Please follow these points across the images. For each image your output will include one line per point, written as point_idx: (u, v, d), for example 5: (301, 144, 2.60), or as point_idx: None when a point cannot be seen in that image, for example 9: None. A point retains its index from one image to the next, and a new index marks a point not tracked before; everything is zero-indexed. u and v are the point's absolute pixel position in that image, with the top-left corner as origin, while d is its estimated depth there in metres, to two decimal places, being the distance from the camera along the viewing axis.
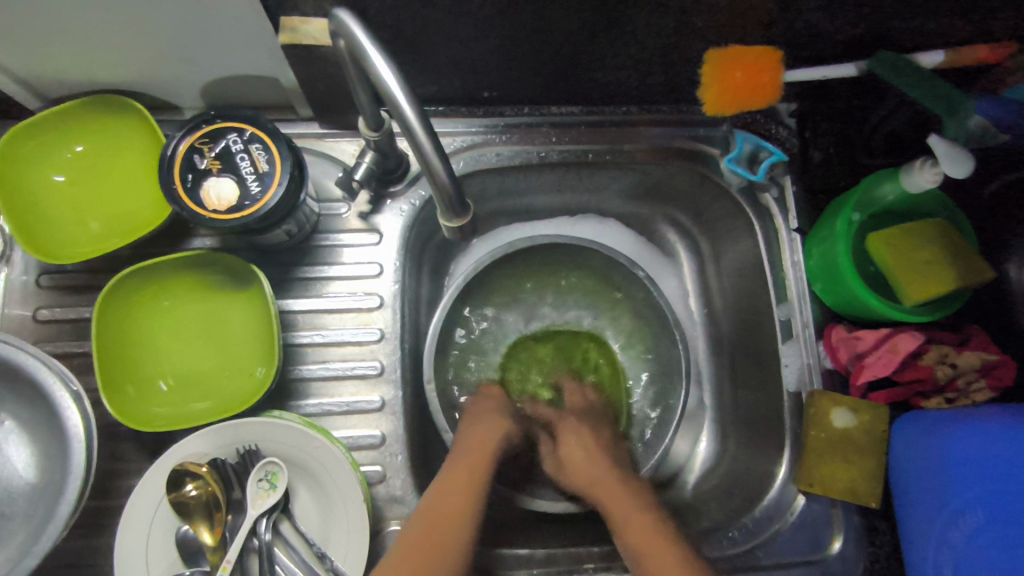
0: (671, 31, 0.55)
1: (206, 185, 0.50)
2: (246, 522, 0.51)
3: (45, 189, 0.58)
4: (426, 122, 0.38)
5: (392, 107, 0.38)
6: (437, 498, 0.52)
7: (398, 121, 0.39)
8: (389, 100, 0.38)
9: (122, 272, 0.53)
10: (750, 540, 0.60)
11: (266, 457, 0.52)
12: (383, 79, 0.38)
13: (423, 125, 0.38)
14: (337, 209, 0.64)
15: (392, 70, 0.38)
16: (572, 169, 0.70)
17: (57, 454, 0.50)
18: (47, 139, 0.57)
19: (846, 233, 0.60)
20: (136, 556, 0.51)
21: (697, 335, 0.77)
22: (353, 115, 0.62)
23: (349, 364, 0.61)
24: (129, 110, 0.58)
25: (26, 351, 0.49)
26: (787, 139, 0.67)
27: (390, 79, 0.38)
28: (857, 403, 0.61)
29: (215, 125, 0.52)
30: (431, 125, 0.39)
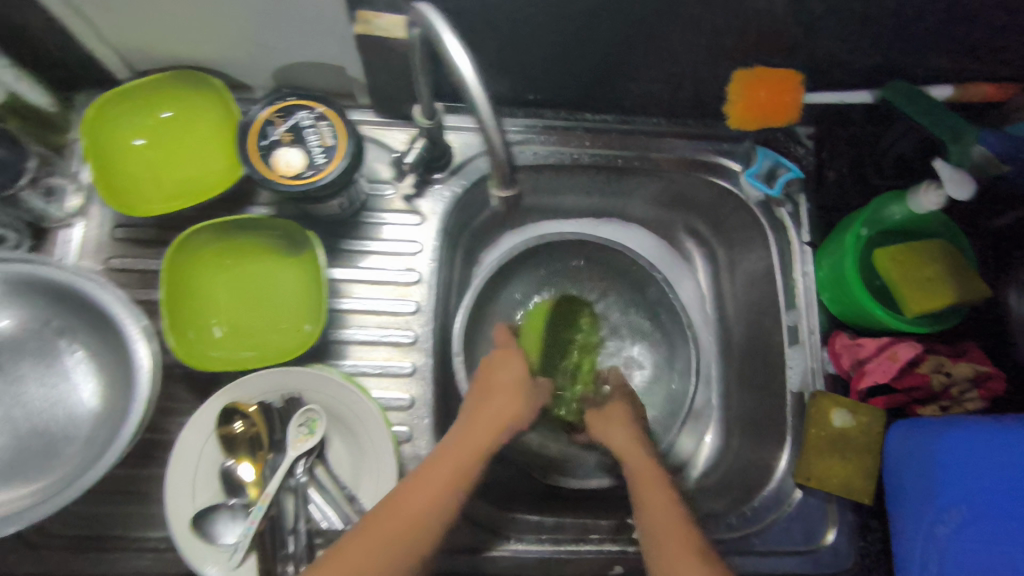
0: (703, 48, 0.61)
1: (276, 153, 0.56)
2: (286, 461, 0.56)
3: (125, 151, 0.63)
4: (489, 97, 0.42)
5: (465, 88, 0.43)
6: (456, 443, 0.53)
7: (464, 96, 0.43)
8: (456, 75, 0.42)
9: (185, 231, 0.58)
10: (747, 526, 0.64)
11: (307, 404, 0.57)
12: (456, 59, 0.43)
13: (489, 108, 0.43)
14: (383, 190, 0.70)
15: (467, 54, 0.43)
16: (603, 172, 0.75)
17: (121, 385, 0.55)
18: (130, 106, 0.63)
19: (854, 247, 0.65)
20: (183, 487, 0.55)
21: (709, 338, 0.82)
22: (407, 105, 0.68)
23: (385, 331, 0.66)
24: (206, 86, 0.63)
25: (105, 287, 0.54)
26: (804, 157, 0.72)
27: (463, 60, 0.42)
28: (854, 405, 0.65)
29: (290, 102, 0.57)
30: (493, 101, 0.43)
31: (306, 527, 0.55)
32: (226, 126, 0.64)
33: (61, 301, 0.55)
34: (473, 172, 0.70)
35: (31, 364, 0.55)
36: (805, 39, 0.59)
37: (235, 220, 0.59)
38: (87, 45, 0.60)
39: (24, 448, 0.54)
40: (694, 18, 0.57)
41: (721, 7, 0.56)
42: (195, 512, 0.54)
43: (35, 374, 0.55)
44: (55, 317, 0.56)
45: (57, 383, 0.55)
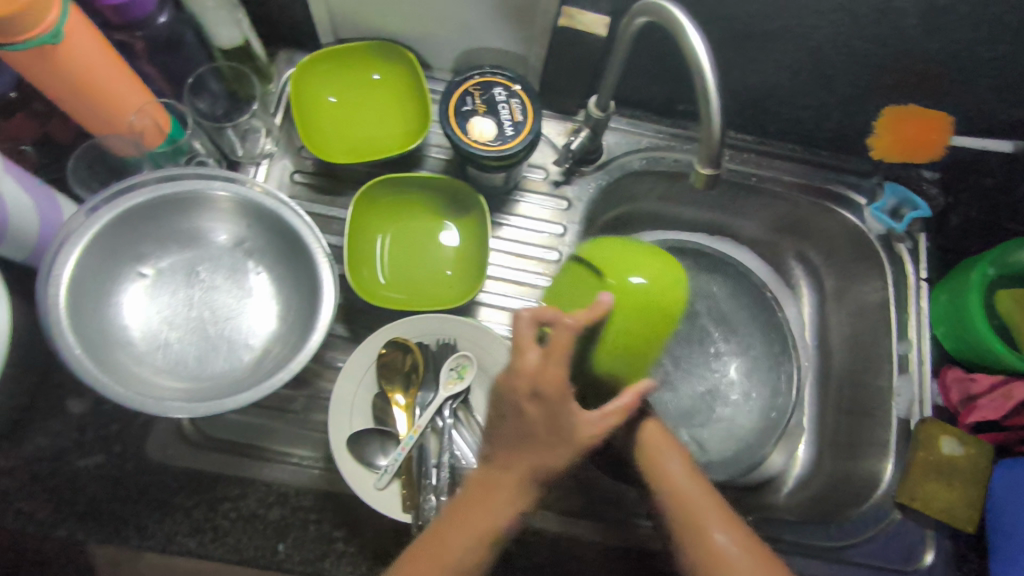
0: (863, 82, 0.66)
1: (471, 120, 0.62)
2: (437, 401, 0.60)
3: (320, 106, 0.70)
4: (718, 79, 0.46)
5: (696, 68, 0.46)
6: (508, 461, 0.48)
7: (694, 77, 0.46)
8: (690, 57, 0.46)
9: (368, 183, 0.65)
10: (846, 538, 0.66)
11: (460, 351, 0.62)
12: (691, 40, 0.46)
13: (716, 95, 0.46)
14: (534, 173, 0.75)
15: (703, 41, 0.46)
16: (732, 189, 0.80)
17: (302, 305, 0.60)
18: (331, 67, 0.70)
19: (979, 285, 0.68)
20: (342, 408, 0.59)
21: (807, 362, 0.84)
22: (570, 101, 0.74)
23: (523, 300, 0.71)
24: (400, 57, 0.70)
25: (303, 218, 0.59)
26: (935, 197, 0.75)
27: (698, 42, 0.46)
28: (964, 436, 0.67)
29: (488, 78, 0.64)
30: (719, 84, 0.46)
31: (449, 462, 0.58)
32: (410, 94, 0.71)
33: (261, 225, 0.61)
34: (618, 170, 0.76)
35: (224, 276, 0.61)
36: (965, 84, 0.64)
37: (411, 176, 0.66)
38: (312, 8, 0.67)
39: (209, 349, 0.58)
40: (865, 54, 0.62)
41: (897, 45, 0.61)
42: (352, 433, 0.58)
43: (226, 286, 0.60)
44: (251, 238, 0.61)
45: (240, 298, 0.60)
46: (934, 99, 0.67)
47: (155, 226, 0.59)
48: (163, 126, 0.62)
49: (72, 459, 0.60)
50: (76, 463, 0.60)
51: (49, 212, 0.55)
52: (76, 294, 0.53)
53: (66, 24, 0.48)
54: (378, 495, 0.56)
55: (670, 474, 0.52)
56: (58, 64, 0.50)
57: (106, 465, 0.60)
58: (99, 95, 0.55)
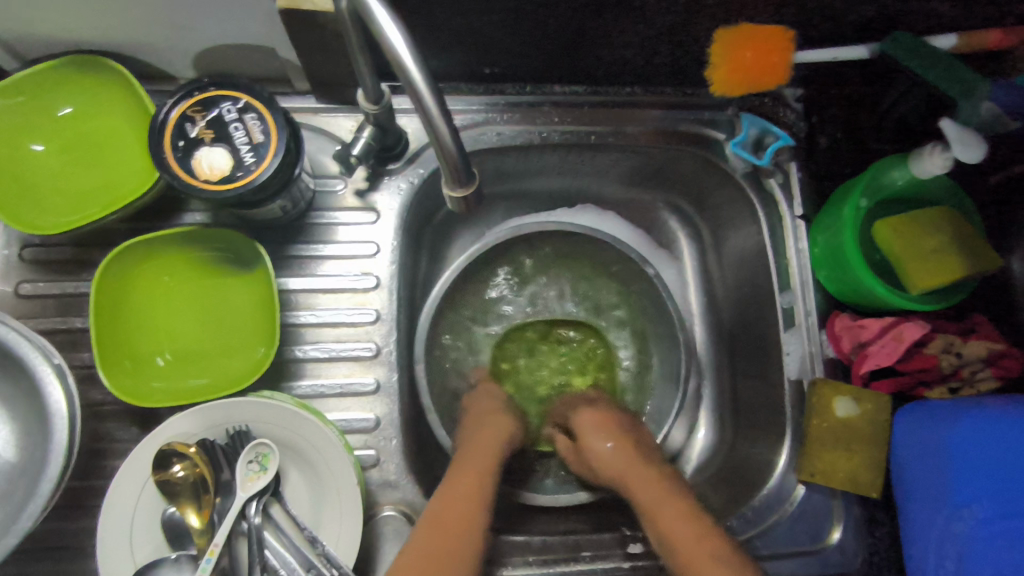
0: (680, 7, 0.53)
1: (197, 154, 0.49)
2: (235, 505, 0.49)
3: (24, 160, 0.55)
4: (433, 84, 0.36)
5: (405, 78, 0.36)
6: (434, 525, 0.48)
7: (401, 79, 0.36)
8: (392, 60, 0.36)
9: (104, 277, 0.52)
10: (749, 529, 0.60)
11: (256, 438, 0.51)
12: (394, 45, 0.36)
13: (427, 85, 0.36)
14: (332, 185, 0.62)
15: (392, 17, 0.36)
16: (575, 150, 0.68)
17: (36, 430, 0.48)
18: (10, 111, 0.54)
19: (853, 220, 0.59)
20: (120, 541, 0.49)
21: (698, 326, 0.76)
22: (350, 89, 0.60)
23: (344, 345, 0.60)
24: (103, 69, 0.55)
25: (9, 325, 0.48)
26: (795, 123, 0.65)
27: (403, 46, 0.35)
28: (859, 393, 0.60)
29: (210, 92, 0.50)
30: (439, 91, 0.37)
31: None
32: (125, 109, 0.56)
33: None
34: (431, 160, 0.63)
35: None
36: None
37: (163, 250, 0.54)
38: None
39: None
40: None
41: None
42: (134, 570, 0.48)
43: None
44: None
45: None
46: (770, 12, 0.55)
47: None
48: None
49: None
50: None
51: None
52: None
53: None
54: None
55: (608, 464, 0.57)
56: None
57: None
58: None
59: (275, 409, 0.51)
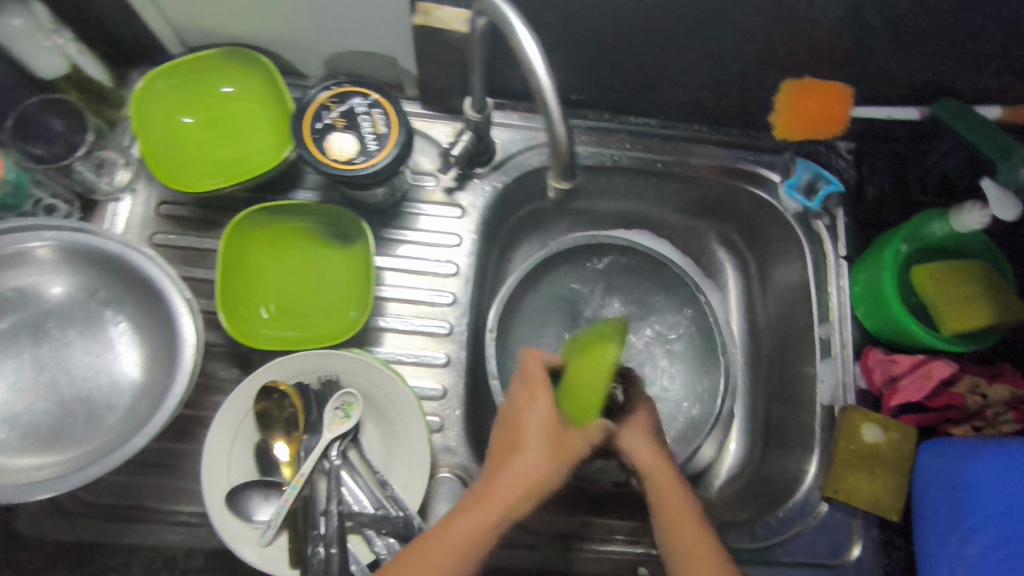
0: (753, 57, 0.61)
1: (329, 138, 0.57)
2: (321, 443, 0.56)
3: (175, 131, 0.64)
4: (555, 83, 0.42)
5: (536, 82, 0.42)
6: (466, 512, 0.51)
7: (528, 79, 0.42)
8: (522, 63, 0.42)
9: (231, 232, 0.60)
10: (773, 537, 0.64)
11: (344, 388, 0.58)
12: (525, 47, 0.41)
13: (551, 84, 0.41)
14: (425, 181, 0.70)
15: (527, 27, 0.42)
16: (641, 176, 0.76)
17: (163, 356, 0.56)
18: (171, 89, 0.63)
19: (893, 262, 0.65)
20: (219, 462, 0.55)
21: (737, 350, 0.81)
22: (453, 99, 0.69)
23: (422, 321, 0.67)
24: (250, 61, 0.63)
25: (155, 262, 0.56)
26: (846, 170, 0.72)
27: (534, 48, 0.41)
28: (886, 422, 0.65)
29: (345, 88, 0.59)
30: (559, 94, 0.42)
31: (338, 509, 0.54)
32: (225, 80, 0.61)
33: (112, 274, 0.56)
34: (516, 169, 0.71)
35: (77, 331, 0.56)
36: (862, 55, 0.60)
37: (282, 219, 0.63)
38: (146, 22, 0.60)
39: (67, 415, 0.54)
40: (749, 30, 0.57)
41: (782, 18, 0.56)
42: (229, 488, 0.55)
43: (79, 342, 0.56)
44: (100, 286, 0.57)
45: (101, 353, 0.56)
46: (833, 70, 0.62)
47: None
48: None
49: None
50: None
51: None
52: None
53: None
54: (263, 553, 0.53)
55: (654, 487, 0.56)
56: None
57: None
58: None
59: (366, 368, 0.58)
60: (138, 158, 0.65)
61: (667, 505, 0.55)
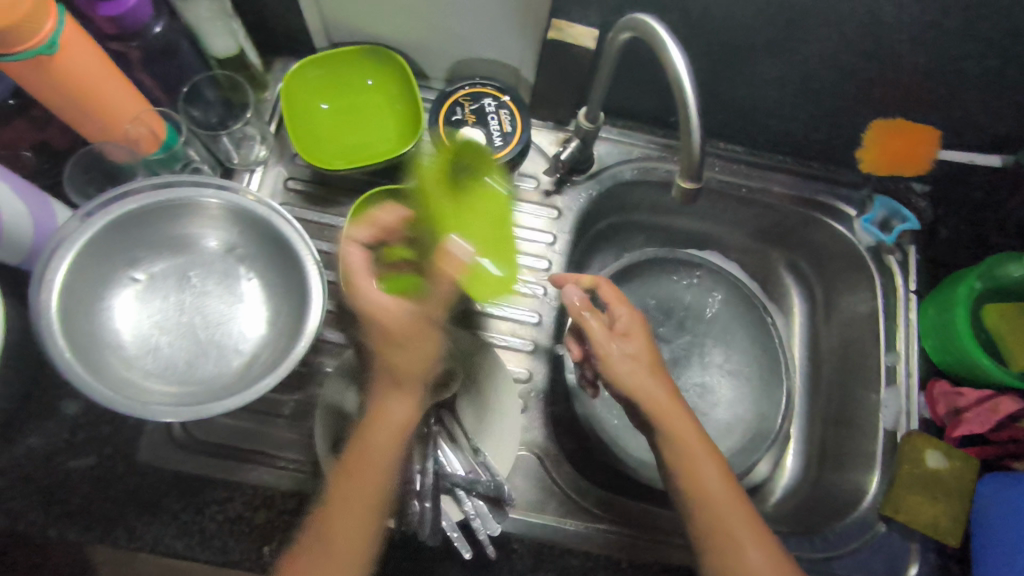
0: (850, 95, 0.66)
1: (461, 131, 0.63)
2: (423, 407, 0.60)
3: (315, 115, 0.71)
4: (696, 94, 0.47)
5: (679, 93, 0.47)
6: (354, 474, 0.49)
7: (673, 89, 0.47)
8: (669, 74, 0.47)
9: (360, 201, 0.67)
10: (830, 549, 0.66)
11: (448, 359, 0.63)
12: (673, 59, 0.47)
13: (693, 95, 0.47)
14: (525, 182, 0.76)
15: (676, 43, 0.47)
16: (723, 199, 0.80)
17: (290, 312, 0.61)
18: (316, 79, 0.70)
19: (967, 298, 0.68)
20: (332, 413, 0.60)
21: (798, 374, 0.84)
22: (560, 110, 0.74)
23: (513, 309, 0.72)
24: (389, 60, 0.70)
25: (293, 226, 0.61)
26: (924, 210, 0.76)
27: (681, 61, 0.46)
28: (949, 450, 0.67)
29: (478, 89, 0.65)
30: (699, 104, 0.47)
31: (433, 467, 0.58)
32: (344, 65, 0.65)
33: (255, 233, 0.62)
34: (609, 179, 0.76)
35: (217, 282, 0.62)
36: (953, 101, 0.65)
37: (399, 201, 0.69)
38: (305, 17, 0.68)
39: (200, 353, 0.59)
40: (851, 67, 0.63)
41: (885, 60, 0.61)
42: (337, 438, 0.59)
43: (217, 291, 0.62)
44: (242, 244, 0.63)
45: (234, 303, 0.62)
46: (923, 113, 0.67)
47: (146, 234, 0.60)
48: (158, 134, 0.63)
49: (64, 461, 0.60)
50: (68, 464, 0.60)
51: (44, 217, 0.56)
52: (69, 297, 0.55)
53: (62, 37, 0.49)
54: None
55: (705, 489, 0.53)
56: (53, 74, 0.51)
57: (98, 466, 0.60)
58: (105, 110, 0.57)
59: (471, 345, 0.64)
60: (275, 136, 0.72)
61: (721, 514, 0.52)
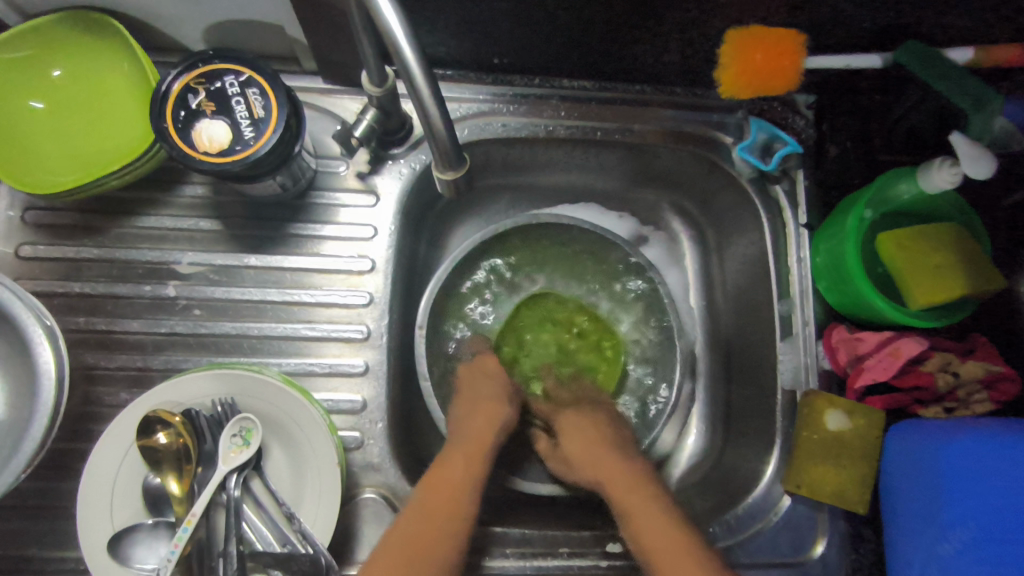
0: (690, 5, 0.53)
1: (197, 126, 0.49)
2: (215, 476, 0.49)
3: (22, 118, 0.55)
4: (429, 74, 0.37)
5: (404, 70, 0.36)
6: None
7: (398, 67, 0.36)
8: (392, 49, 0.36)
9: None
10: (732, 537, 0.59)
11: (241, 412, 0.51)
12: (388, 23, 0.35)
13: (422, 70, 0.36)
14: (334, 166, 0.62)
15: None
16: (579, 146, 0.68)
17: (25, 391, 0.49)
18: (15, 61, 0.54)
19: (857, 230, 0.58)
20: (100, 506, 0.49)
21: (696, 330, 0.74)
22: (356, 71, 0.59)
23: (336, 326, 0.59)
24: (98, 29, 0.54)
25: (3, 285, 0.48)
26: (804, 130, 0.64)
27: (397, 26, 0.35)
28: (852, 407, 0.59)
29: (216, 65, 0.50)
30: (434, 79, 0.37)
31: (238, 548, 0.48)
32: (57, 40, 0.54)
33: None
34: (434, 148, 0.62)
35: None
36: None
37: None
38: None
39: None
40: None
41: None
42: (113, 532, 0.48)
43: None
44: None
45: None
46: (783, 13, 0.54)
47: None
48: None
49: None
50: None
51: None
52: None
53: None
54: None
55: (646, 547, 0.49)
56: None
57: None
58: None
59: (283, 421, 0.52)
60: None
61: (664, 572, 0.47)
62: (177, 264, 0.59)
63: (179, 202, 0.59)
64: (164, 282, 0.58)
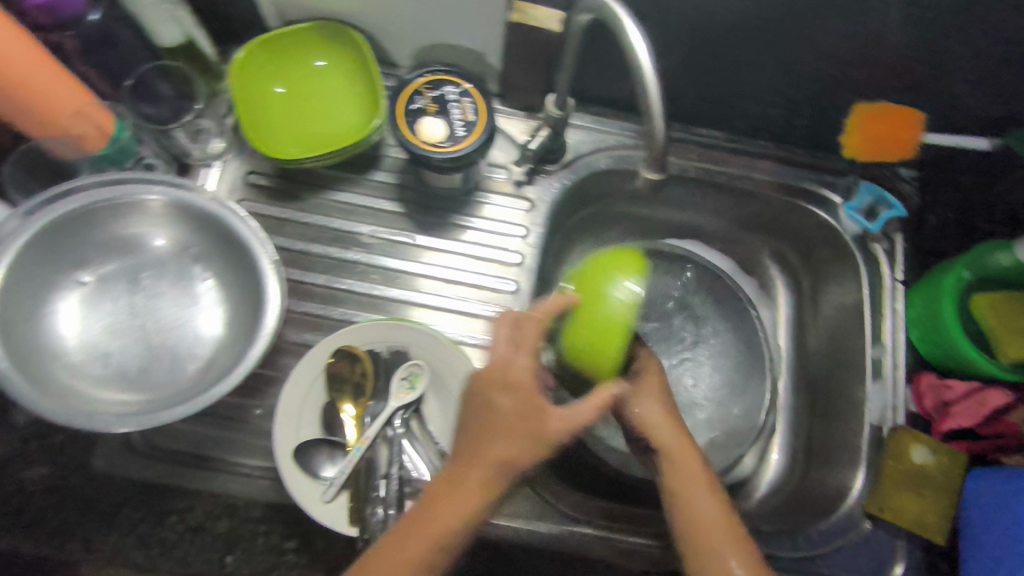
0: (828, 76, 0.64)
1: (421, 121, 0.60)
2: (387, 410, 0.58)
3: (268, 98, 0.67)
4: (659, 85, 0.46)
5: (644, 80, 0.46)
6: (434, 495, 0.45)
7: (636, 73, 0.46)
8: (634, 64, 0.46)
9: None
10: (815, 548, 0.65)
11: (411, 360, 0.60)
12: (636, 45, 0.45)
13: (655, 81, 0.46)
14: (496, 173, 0.73)
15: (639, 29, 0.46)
16: (702, 187, 0.77)
17: (245, 314, 0.59)
18: (274, 54, 0.67)
19: (954, 290, 0.66)
20: (290, 418, 0.58)
21: (784, 366, 0.82)
22: (532, 97, 0.71)
23: (484, 306, 0.69)
24: (344, 38, 0.66)
25: (245, 222, 0.59)
26: (910, 196, 0.74)
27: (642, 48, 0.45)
28: (936, 444, 0.65)
29: (440, 77, 0.63)
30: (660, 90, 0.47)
31: (399, 473, 0.56)
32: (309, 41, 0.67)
33: (206, 229, 0.60)
34: (584, 169, 0.73)
35: (167, 284, 0.60)
36: (935, 80, 0.62)
37: None
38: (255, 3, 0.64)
39: (151, 358, 0.58)
40: (824, 46, 0.60)
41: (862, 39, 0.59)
42: (297, 443, 0.57)
43: (170, 293, 0.60)
44: (192, 244, 0.61)
45: (187, 305, 0.60)
46: (906, 93, 0.64)
47: (94, 234, 0.58)
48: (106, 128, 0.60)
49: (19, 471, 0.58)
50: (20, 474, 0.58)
51: None
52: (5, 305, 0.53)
53: None
54: (324, 508, 0.55)
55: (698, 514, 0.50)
56: None
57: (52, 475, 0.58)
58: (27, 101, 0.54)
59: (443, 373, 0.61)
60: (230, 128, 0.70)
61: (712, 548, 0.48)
62: (361, 235, 0.69)
63: (369, 183, 0.71)
64: (347, 247, 0.69)
